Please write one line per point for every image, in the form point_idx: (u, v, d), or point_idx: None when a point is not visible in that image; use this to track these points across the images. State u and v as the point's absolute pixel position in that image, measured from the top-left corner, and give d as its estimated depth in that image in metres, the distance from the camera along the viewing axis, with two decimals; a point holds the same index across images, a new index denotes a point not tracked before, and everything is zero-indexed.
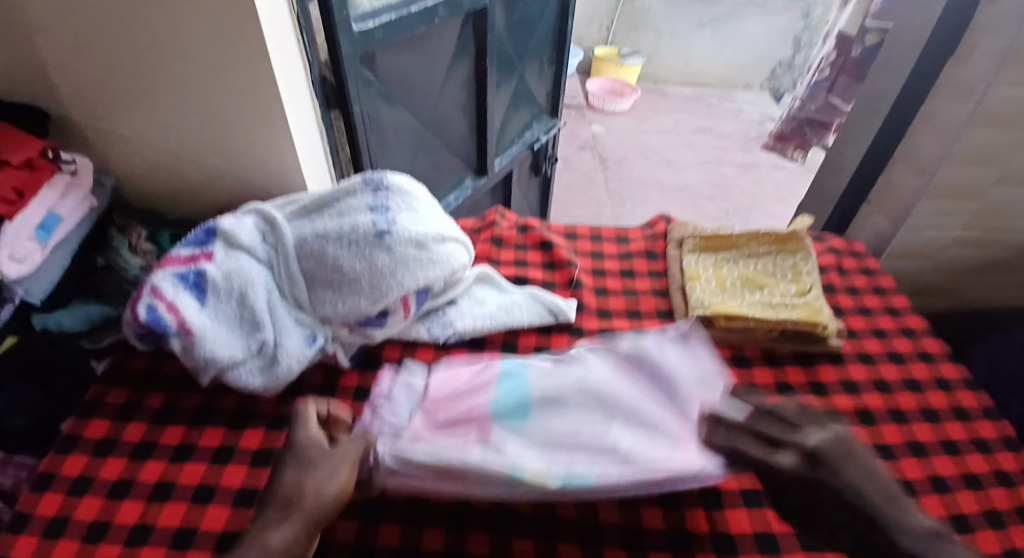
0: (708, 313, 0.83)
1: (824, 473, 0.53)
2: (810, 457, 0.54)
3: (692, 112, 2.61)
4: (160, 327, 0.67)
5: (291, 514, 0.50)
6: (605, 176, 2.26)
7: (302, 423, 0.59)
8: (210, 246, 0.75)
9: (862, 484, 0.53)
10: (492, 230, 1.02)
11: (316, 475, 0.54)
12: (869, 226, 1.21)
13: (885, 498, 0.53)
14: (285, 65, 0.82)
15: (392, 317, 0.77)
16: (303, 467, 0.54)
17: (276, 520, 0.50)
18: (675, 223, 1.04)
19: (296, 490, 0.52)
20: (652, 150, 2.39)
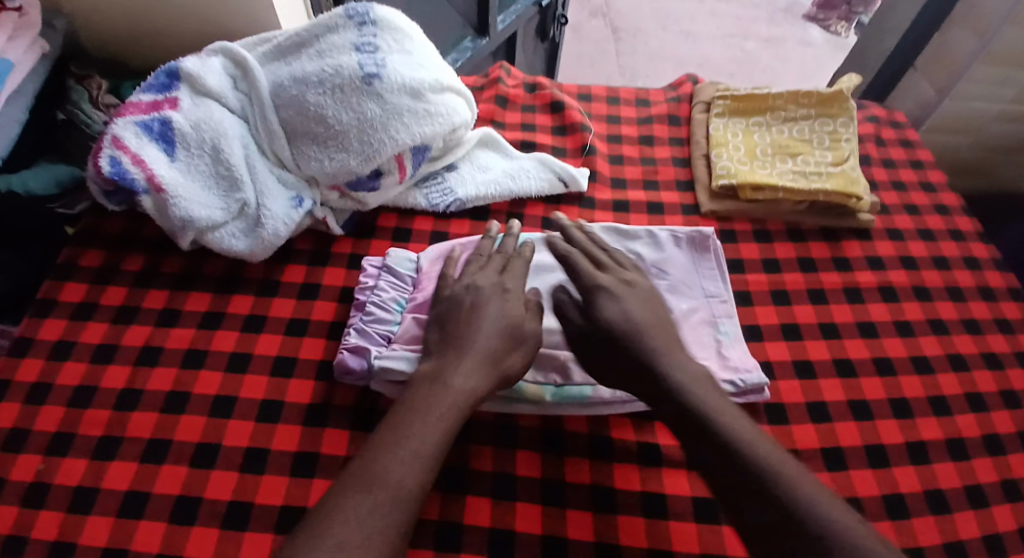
0: (733, 183, 0.76)
1: (608, 300, 0.58)
2: (608, 288, 0.59)
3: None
4: (127, 181, 0.60)
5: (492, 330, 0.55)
6: (615, 47, 2.06)
7: (478, 266, 0.62)
8: (174, 92, 0.66)
9: (632, 315, 0.56)
10: (497, 89, 0.91)
11: (494, 322, 0.55)
12: (910, 95, 1.08)
13: (691, 380, 0.51)
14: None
15: (387, 179, 0.70)
16: (497, 300, 0.57)
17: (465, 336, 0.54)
18: (703, 84, 0.92)
19: (480, 334, 0.54)
20: (670, 17, 2.16)
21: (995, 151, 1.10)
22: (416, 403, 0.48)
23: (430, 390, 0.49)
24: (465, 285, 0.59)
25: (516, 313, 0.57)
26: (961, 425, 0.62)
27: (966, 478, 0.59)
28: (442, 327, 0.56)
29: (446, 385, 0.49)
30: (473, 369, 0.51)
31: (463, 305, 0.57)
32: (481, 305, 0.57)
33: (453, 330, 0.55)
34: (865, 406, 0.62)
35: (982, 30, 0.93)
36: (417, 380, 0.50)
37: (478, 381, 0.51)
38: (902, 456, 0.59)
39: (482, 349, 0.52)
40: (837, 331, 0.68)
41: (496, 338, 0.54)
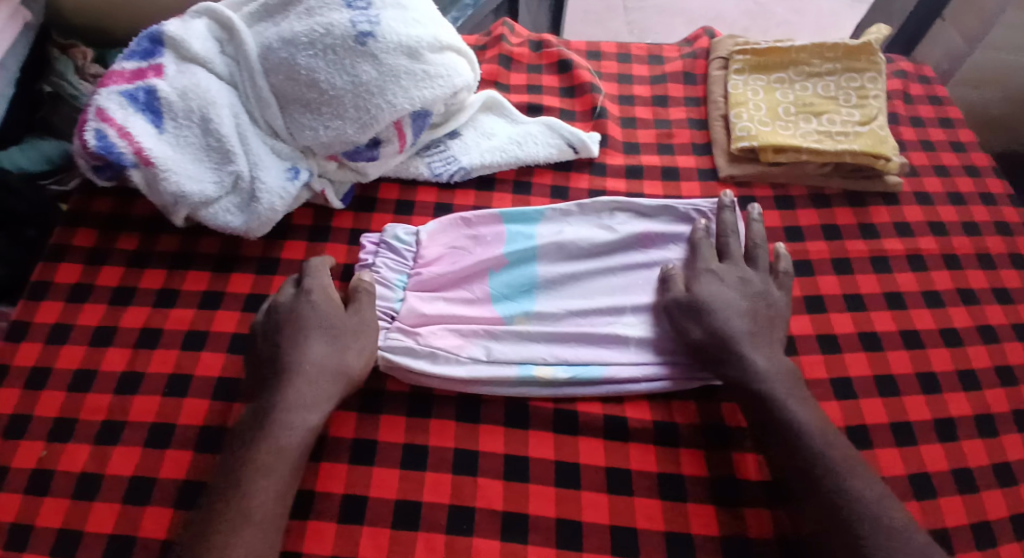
0: (754, 144, 0.71)
1: (710, 283, 0.59)
2: (720, 275, 0.60)
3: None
4: (114, 155, 0.56)
5: (313, 362, 0.51)
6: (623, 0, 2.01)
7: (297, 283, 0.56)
8: (158, 58, 0.62)
9: (725, 300, 0.57)
10: (501, 47, 0.86)
11: (310, 356, 0.51)
12: (940, 46, 1.01)
13: (784, 379, 0.53)
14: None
15: (387, 148, 0.66)
16: (317, 324, 0.53)
17: (285, 386, 0.50)
18: (722, 37, 0.87)
19: (308, 374, 0.50)
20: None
21: None
22: (255, 459, 0.46)
23: (260, 437, 0.47)
24: (297, 306, 0.54)
25: (339, 334, 0.54)
26: (991, 400, 0.60)
27: (996, 455, 0.57)
28: (269, 365, 0.52)
29: (276, 427, 0.47)
30: (306, 410, 0.49)
31: (286, 333, 0.53)
32: (297, 339, 0.52)
33: (280, 366, 0.51)
34: (891, 381, 0.60)
35: None
36: (241, 453, 0.47)
37: (318, 410, 0.49)
38: (929, 433, 0.57)
39: (314, 378, 0.50)
40: (861, 302, 0.65)
41: (324, 371, 0.51)
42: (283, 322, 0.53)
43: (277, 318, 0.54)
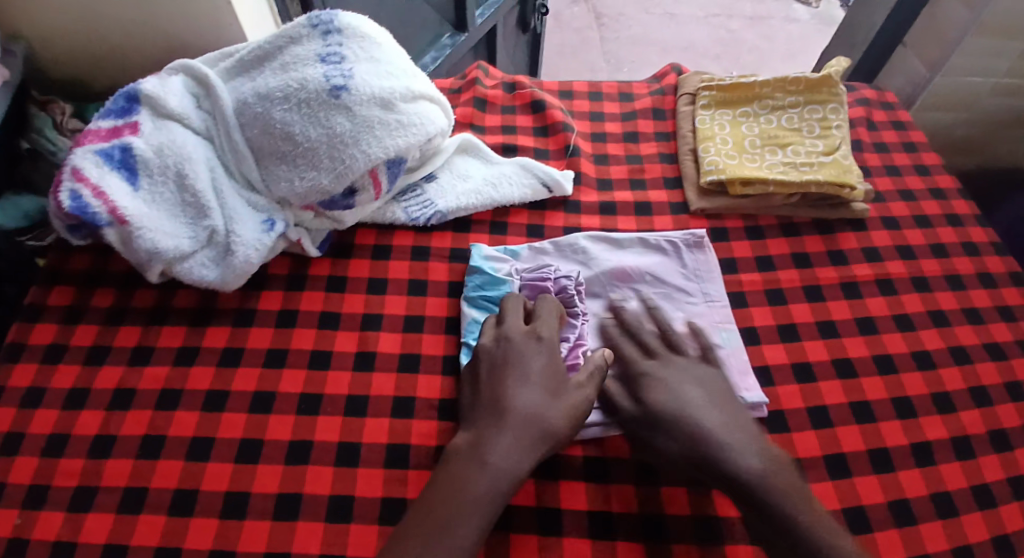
0: (722, 178, 0.73)
1: (655, 383, 0.53)
2: (654, 372, 0.54)
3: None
4: (89, 215, 0.57)
5: (547, 408, 0.49)
6: (599, 35, 2.11)
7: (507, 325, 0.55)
8: (134, 116, 0.63)
9: (682, 399, 0.52)
10: (474, 90, 0.88)
11: (531, 400, 0.49)
12: (899, 73, 1.04)
13: (776, 468, 0.48)
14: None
15: (362, 196, 0.67)
16: (548, 371, 0.51)
17: (502, 436, 0.47)
18: (687, 74, 0.90)
19: (526, 402, 0.49)
20: (652, 1, 2.22)
21: (991, 125, 1.07)
22: (453, 490, 0.44)
23: (468, 475, 0.45)
24: (504, 334, 0.54)
25: (567, 377, 0.52)
26: (967, 422, 0.61)
27: (974, 478, 0.57)
28: (487, 395, 0.51)
29: (483, 467, 0.45)
30: (517, 444, 0.47)
31: (506, 358, 0.52)
32: (524, 384, 0.50)
33: (493, 392, 0.50)
34: (868, 408, 0.60)
35: (974, 2, 0.88)
36: (433, 495, 0.45)
37: (520, 460, 0.46)
38: (907, 459, 0.57)
39: (527, 412, 0.48)
40: (834, 330, 0.65)
41: (541, 396, 0.50)
42: (490, 360, 0.53)
43: (482, 353, 0.53)
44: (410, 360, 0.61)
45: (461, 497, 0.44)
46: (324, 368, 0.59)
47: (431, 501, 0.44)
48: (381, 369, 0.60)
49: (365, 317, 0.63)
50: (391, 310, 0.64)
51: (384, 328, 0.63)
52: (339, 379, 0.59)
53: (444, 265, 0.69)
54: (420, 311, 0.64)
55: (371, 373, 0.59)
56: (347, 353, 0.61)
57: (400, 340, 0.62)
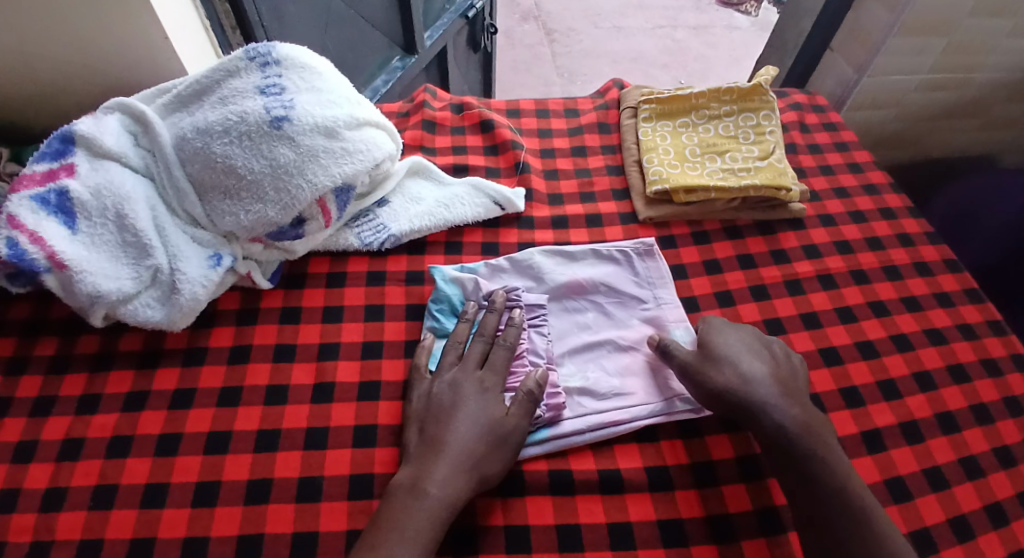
0: (666, 187, 0.75)
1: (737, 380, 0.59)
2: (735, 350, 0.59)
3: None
4: (25, 262, 0.55)
5: (480, 436, 0.52)
6: (549, 50, 2.17)
7: (447, 364, 0.58)
8: (69, 158, 0.62)
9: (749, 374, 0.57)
10: (423, 113, 0.89)
11: (467, 429, 0.53)
12: (828, 76, 1.10)
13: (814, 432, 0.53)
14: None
15: (311, 225, 0.67)
16: (481, 404, 0.55)
17: (439, 469, 0.50)
18: (629, 88, 0.93)
19: (460, 439, 0.52)
20: (598, 16, 2.30)
21: (920, 120, 1.13)
22: (394, 522, 0.47)
23: (409, 505, 0.48)
24: (443, 377, 0.57)
25: (499, 410, 0.55)
26: (912, 406, 0.63)
27: (923, 460, 0.60)
28: (420, 426, 0.54)
29: (423, 498, 0.48)
30: (452, 476, 0.50)
31: (444, 401, 0.55)
32: (460, 418, 0.53)
33: (432, 431, 0.53)
34: (818, 401, 0.63)
35: (894, 5, 0.93)
36: (373, 529, 0.47)
37: (455, 488, 0.49)
38: (859, 447, 0.60)
39: (463, 446, 0.52)
40: (782, 327, 0.68)
41: (473, 432, 0.53)
42: (429, 398, 0.56)
43: (420, 395, 0.56)
44: (370, 387, 0.60)
45: (397, 529, 0.46)
46: (281, 403, 0.59)
47: (375, 534, 0.47)
48: (340, 399, 0.59)
49: (320, 347, 0.63)
50: (347, 337, 0.64)
51: (341, 356, 0.62)
52: (297, 413, 0.58)
53: (400, 288, 0.69)
54: (377, 337, 0.64)
55: (330, 403, 0.59)
56: (305, 385, 0.60)
57: (358, 368, 0.62)
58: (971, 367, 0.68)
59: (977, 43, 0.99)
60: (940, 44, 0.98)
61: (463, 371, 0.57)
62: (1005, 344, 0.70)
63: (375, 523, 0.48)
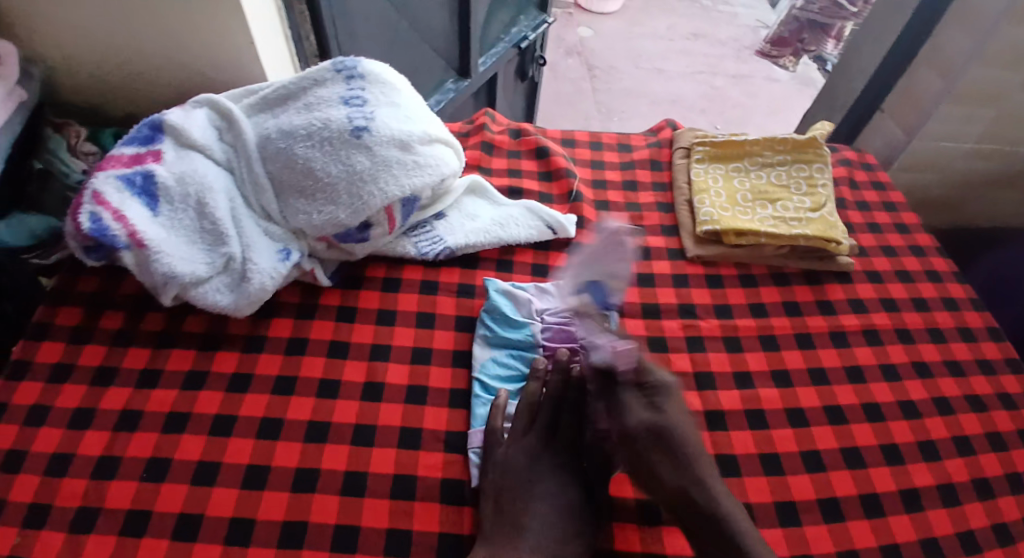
0: (717, 228, 0.77)
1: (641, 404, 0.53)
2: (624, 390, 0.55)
3: (688, 16, 2.59)
4: (108, 238, 0.58)
5: (561, 524, 0.52)
6: (592, 85, 2.23)
7: (523, 433, 0.57)
8: (158, 145, 0.65)
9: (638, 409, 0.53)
10: (482, 135, 0.92)
11: (547, 514, 0.52)
12: (877, 136, 1.11)
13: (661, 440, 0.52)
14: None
15: (376, 230, 0.69)
16: (561, 487, 0.54)
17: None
18: (683, 129, 0.95)
19: (540, 524, 0.51)
20: (643, 58, 2.36)
21: (965, 187, 1.14)
22: None
23: None
24: (518, 446, 0.56)
25: (577, 494, 0.54)
26: (951, 469, 0.63)
27: (959, 523, 0.59)
28: (495, 498, 0.53)
29: None
30: None
31: (522, 476, 0.54)
32: (541, 500, 0.53)
33: (510, 509, 0.52)
34: (857, 453, 0.63)
35: (948, 73, 0.95)
36: None
37: None
38: (896, 504, 0.60)
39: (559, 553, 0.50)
40: (825, 377, 0.68)
41: (557, 515, 0.52)
42: (505, 468, 0.55)
43: (493, 463, 0.55)
44: (417, 392, 0.62)
45: None
46: (331, 398, 0.60)
47: None
48: (389, 400, 0.61)
49: (373, 348, 0.65)
50: (399, 341, 0.66)
51: (392, 359, 0.64)
52: (346, 409, 0.60)
53: (452, 299, 0.71)
54: (427, 344, 0.66)
55: (379, 404, 0.60)
56: (356, 383, 0.62)
57: (407, 371, 0.63)
58: (1010, 436, 0.67)
59: None
60: (991, 116, 1.00)
61: (537, 445, 0.57)
62: None
63: None
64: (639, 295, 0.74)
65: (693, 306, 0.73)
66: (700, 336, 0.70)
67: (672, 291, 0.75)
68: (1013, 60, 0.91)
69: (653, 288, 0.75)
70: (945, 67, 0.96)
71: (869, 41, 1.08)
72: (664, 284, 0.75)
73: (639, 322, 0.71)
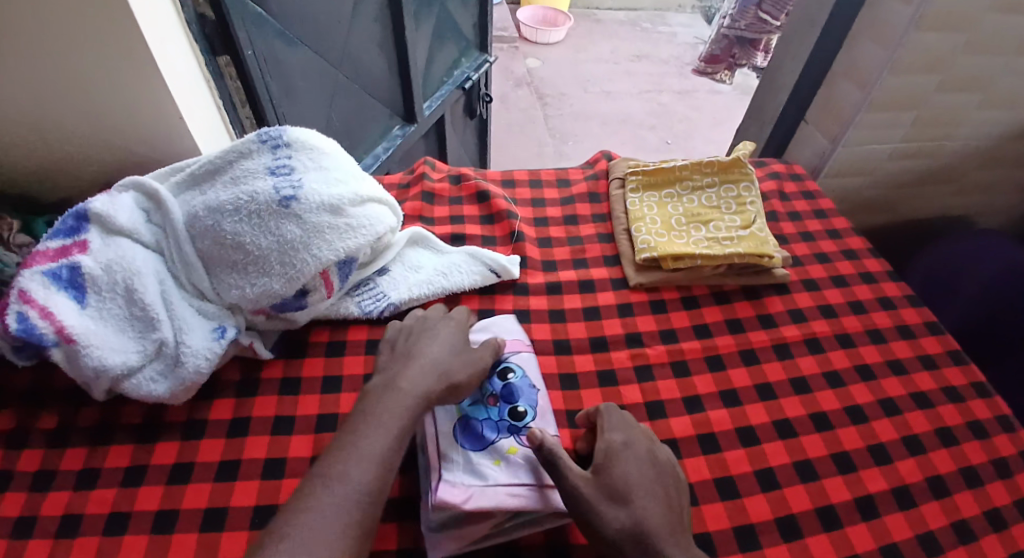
0: (655, 255, 0.79)
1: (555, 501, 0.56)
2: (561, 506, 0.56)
3: (630, 39, 2.88)
4: (35, 337, 0.57)
5: (434, 362, 0.60)
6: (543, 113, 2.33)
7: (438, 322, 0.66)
8: (83, 235, 0.64)
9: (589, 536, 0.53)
10: (422, 184, 0.93)
11: (434, 348, 0.62)
12: (806, 146, 1.16)
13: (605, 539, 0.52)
14: (156, 26, 0.73)
15: (314, 296, 0.69)
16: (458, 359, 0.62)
17: (412, 367, 0.59)
18: (617, 159, 0.98)
19: (428, 352, 0.61)
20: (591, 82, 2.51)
21: (895, 186, 1.19)
22: (375, 412, 0.54)
23: (385, 399, 0.56)
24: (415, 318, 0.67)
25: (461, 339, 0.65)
26: (904, 471, 0.64)
27: (917, 526, 0.60)
28: (391, 347, 0.63)
29: (397, 391, 0.56)
30: (420, 376, 0.58)
31: (417, 330, 0.64)
32: (433, 348, 0.62)
33: (403, 350, 0.62)
34: (811, 467, 0.63)
35: (862, 83, 0.99)
36: (370, 393, 0.57)
37: (418, 380, 0.58)
38: (854, 514, 0.60)
39: (405, 402, 0.55)
40: (773, 392, 0.69)
41: (441, 358, 0.61)
42: (410, 330, 0.65)
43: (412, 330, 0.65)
44: None
45: (391, 392, 0.56)
46: (278, 477, 0.59)
47: (372, 397, 0.56)
48: None
49: (319, 418, 0.64)
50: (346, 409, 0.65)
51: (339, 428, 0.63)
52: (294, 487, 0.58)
53: None
54: None
55: None
56: (303, 458, 0.61)
57: None
58: (959, 431, 0.69)
59: (949, 115, 1.06)
60: (910, 117, 1.05)
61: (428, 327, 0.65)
62: (993, 407, 0.72)
63: (374, 391, 0.57)
64: (585, 329, 0.74)
65: (639, 334, 0.74)
66: (649, 364, 0.71)
67: (618, 321, 0.76)
68: (923, 65, 0.95)
69: (599, 321, 0.76)
70: (858, 76, 1.01)
71: (787, 56, 1.13)
72: (609, 315, 0.76)
73: (587, 357, 0.71)
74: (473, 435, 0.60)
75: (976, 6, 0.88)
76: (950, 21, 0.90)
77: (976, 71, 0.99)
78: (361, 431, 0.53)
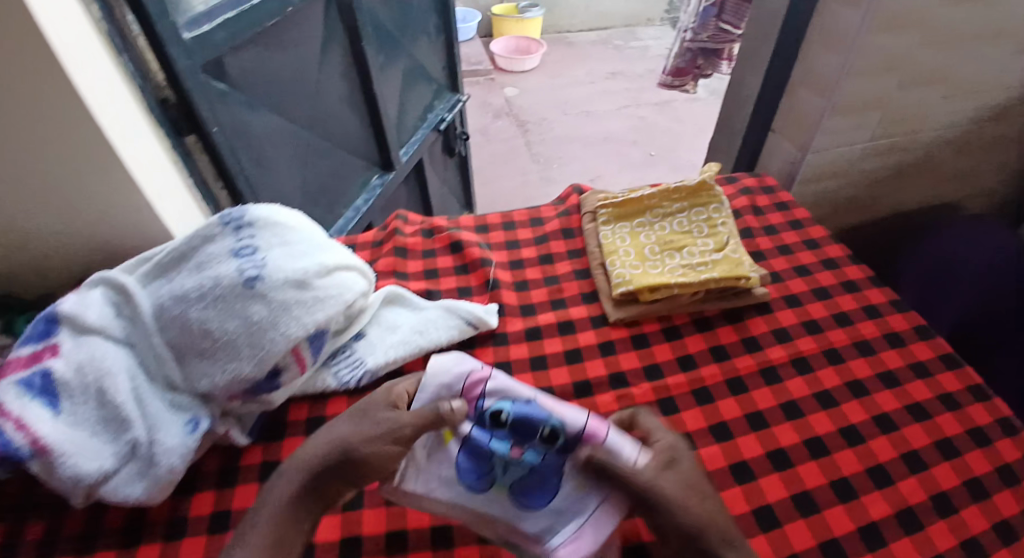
0: (631, 288, 0.78)
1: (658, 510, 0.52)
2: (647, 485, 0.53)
3: (605, 58, 2.99)
4: (10, 452, 0.55)
5: (339, 432, 0.57)
6: (526, 139, 2.44)
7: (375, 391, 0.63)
8: (54, 337, 0.63)
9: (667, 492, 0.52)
10: (395, 240, 0.93)
11: (347, 420, 0.59)
12: (777, 155, 1.15)
13: (689, 496, 0.53)
14: (117, 119, 0.75)
15: (287, 375, 0.68)
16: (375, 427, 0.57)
17: (316, 442, 0.57)
18: (587, 192, 0.98)
19: (338, 422, 0.58)
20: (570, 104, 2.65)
21: (872, 184, 1.19)
22: (268, 494, 0.54)
23: (282, 478, 0.54)
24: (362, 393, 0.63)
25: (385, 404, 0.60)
26: (906, 491, 0.62)
27: (925, 549, 0.58)
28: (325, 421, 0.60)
29: (292, 467, 0.55)
30: (318, 447, 0.56)
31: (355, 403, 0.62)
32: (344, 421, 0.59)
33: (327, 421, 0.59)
34: (809, 498, 0.61)
35: (822, 90, 1.00)
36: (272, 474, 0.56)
37: (314, 451, 0.56)
38: (858, 544, 0.58)
39: (299, 470, 0.54)
40: (763, 420, 0.68)
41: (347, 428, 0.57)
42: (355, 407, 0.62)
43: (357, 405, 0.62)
44: (353, 542, 0.61)
45: (288, 472, 0.55)
46: None
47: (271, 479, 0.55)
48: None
49: None
50: None
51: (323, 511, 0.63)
52: None
53: None
54: None
55: None
56: None
57: (341, 521, 0.62)
58: (960, 440, 0.67)
59: (915, 109, 1.05)
60: (875, 117, 1.05)
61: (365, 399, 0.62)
62: (993, 409, 0.70)
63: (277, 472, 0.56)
64: (567, 374, 0.73)
65: (622, 373, 0.73)
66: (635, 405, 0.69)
67: (600, 361, 0.74)
68: (880, 65, 0.95)
69: (581, 363, 0.74)
70: (817, 83, 1.01)
71: (747, 70, 1.13)
72: (591, 356, 0.75)
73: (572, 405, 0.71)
74: (533, 490, 0.57)
75: (924, 3, 0.88)
76: (903, 21, 0.90)
77: (935, 64, 0.99)
78: (254, 517, 0.52)
